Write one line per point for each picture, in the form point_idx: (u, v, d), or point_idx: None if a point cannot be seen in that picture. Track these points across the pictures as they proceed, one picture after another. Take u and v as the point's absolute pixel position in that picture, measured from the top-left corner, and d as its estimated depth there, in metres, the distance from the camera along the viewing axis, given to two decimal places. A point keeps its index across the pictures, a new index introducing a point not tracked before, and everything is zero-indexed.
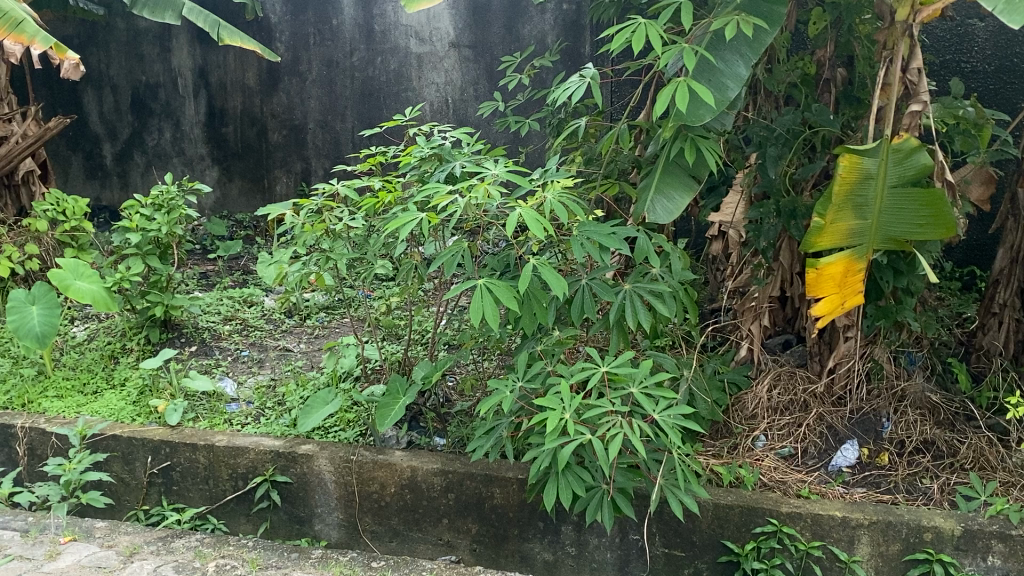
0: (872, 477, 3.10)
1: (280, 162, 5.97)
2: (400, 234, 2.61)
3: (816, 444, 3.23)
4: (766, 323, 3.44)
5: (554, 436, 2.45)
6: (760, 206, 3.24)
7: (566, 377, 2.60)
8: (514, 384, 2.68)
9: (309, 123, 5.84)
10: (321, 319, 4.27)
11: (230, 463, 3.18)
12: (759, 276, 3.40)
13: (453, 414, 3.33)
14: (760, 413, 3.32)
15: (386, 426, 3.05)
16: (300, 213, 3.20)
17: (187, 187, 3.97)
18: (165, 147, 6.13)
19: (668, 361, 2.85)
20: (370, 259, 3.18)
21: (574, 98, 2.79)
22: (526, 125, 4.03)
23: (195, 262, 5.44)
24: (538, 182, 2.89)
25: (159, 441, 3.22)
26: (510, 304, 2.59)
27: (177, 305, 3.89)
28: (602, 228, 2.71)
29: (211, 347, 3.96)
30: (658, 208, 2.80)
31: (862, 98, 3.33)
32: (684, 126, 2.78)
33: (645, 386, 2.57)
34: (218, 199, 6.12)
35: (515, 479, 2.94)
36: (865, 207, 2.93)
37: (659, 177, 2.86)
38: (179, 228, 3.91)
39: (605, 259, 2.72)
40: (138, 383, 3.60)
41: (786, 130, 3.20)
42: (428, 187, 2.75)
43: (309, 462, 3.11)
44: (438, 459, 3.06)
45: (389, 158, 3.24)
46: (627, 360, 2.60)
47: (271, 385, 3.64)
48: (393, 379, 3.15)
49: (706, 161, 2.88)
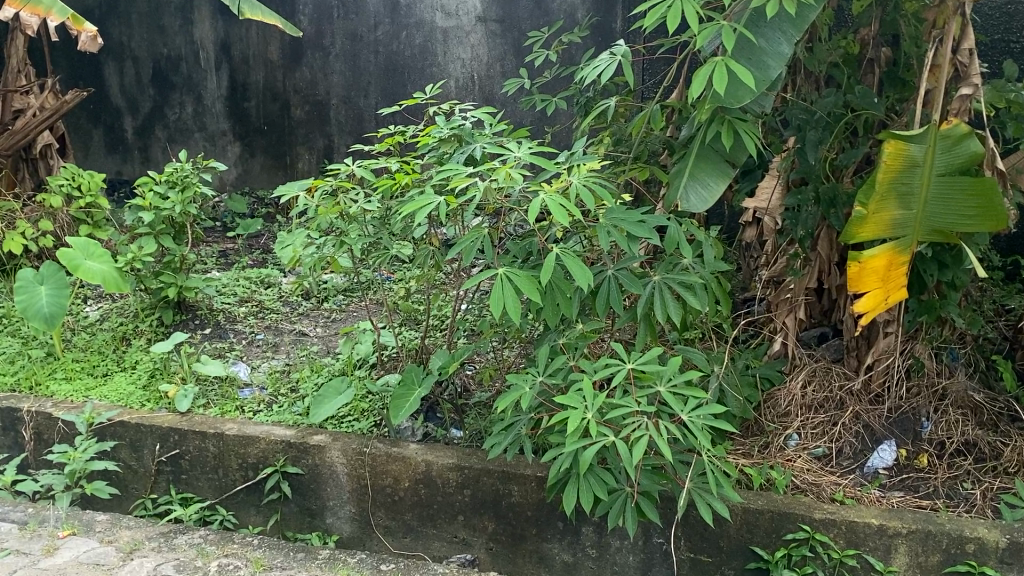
0: (909, 480, 2.96)
1: (302, 139, 5.84)
2: (416, 220, 2.47)
3: (851, 444, 3.08)
4: (802, 316, 3.28)
5: (575, 437, 2.32)
6: (799, 193, 3.08)
7: (588, 373, 2.46)
8: (534, 379, 2.54)
9: (332, 98, 5.70)
10: (339, 302, 4.15)
11: (240, 453, 3.07)
12: (795, 267, 3.23)
13: (471, 406, 3.21)
14: (793, 410, 3.18)
15: (401, 419, 2.93)
16: (314, 195, 3.07)
17: (202, 163, 3.84)
18: (186, 122, 6.02)
19: (699, 356, 2.66)
20: (387, 244, 3.05)
21: (604, 77, 2.61)
22: (553, 104, 3.87)
23: (214, 240, 5.34)
24: (564, 164, 2.73)
25: (167, 428, 3.12)
26: (532, 295, 2.44)
27: (191, 286, 3.78)
28: (629, 215, 2.56)
29: (225, 329, 3.85)
30: (691, 195, 2.64)
31: (907, 81, 3.15)
32: (720, 107, 2.61)
33: (673, 384, 2.41)
34: (239, 175, 6.03)
35: (533, 477, 2.81)
36: (910, 197, 2.77)
37: (693, 162, 2.68)
38: (193, 206, 3.78)
39: (633, 247, 2.57)
40: (149, 366, 3.50)
41: (827, 112, 3.02)
42: (448, 170, 2.60)
43: (321, 454, 2.99)
44: (454, 453, 2.94)
45: (407, 138, 3.09)
46: (654, 356, 2.46)
47: (286, 370, 3.53)
48: (408, 370, 3.02)
49: (744, 145, 2.70)
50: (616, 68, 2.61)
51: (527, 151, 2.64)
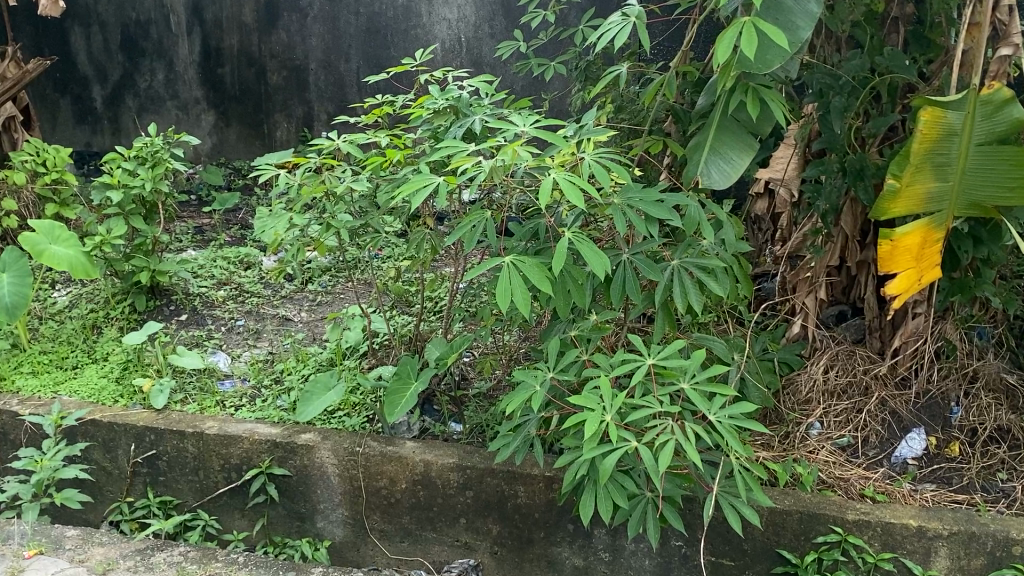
0: (942, 471, 2.78)
1: (280, 106, 5.56)
2: (413, 204, 2.22)
3: (878, 433, 2.88)
4: (823, 297, 3.05)
5: (593, 443, 2.10)
6: (822, 163, 2.85)
7: (603, 371, 2.25)
8: (545, 376, 2.32)
9: (311, 63, 5.42)
10: (324, 284, 3.90)
11: (222, 454, 2.84)
12: (815, 244, 3.00)
13: (471, 397, 3.01)
14: (815, 398, 2.96)
15: (396, 416, 2.71)
16: (297, 173, 2.81)
17: (174, 137, 3.56)
18: (158, 90, 5.70)
19: (720, 346, 2.48)
20: (377, 226, 2.80)
21: (616, 43, 2.32)
22: (550, 69, 3.62)
23: (189, 215, 5.06)
24: (572, 138, 2.49)
25: (143, 427, 2.88)
26: (542, 285, 2.22)
27: (164, 269, 3.53)
28: (647, 194, 2.34)
29: (204, 315, 3.60)
30: (713, 171, 2.41)
31: (934, 41, 2.92)
32: (745, 73, 2.37)
33: (698, 381, 2.20)
34: (214, 145, 5.75)
35: (541, 477, 2.59)
36: (947, 168, 2.54)
37: (714, 134, 2.45)
38: (166, 184, 3.51)
39: (650, 230, 2.35)
40: (121, 358, 3.26)
41: (852, 76, 2.78)
42: (446, 146, 2.35)
43: (310, 454, 2.77)
44: (454, 452, 2.72)
45: (397, 109, 2.84)
46: (675, 350, 2.24)
47: (269, 361, 3.29)
48: (402, 363, 2.79)
49: (770, 116, 2.46)
50: (629, 31, 2.34)
51: (532, 125, 2.39)
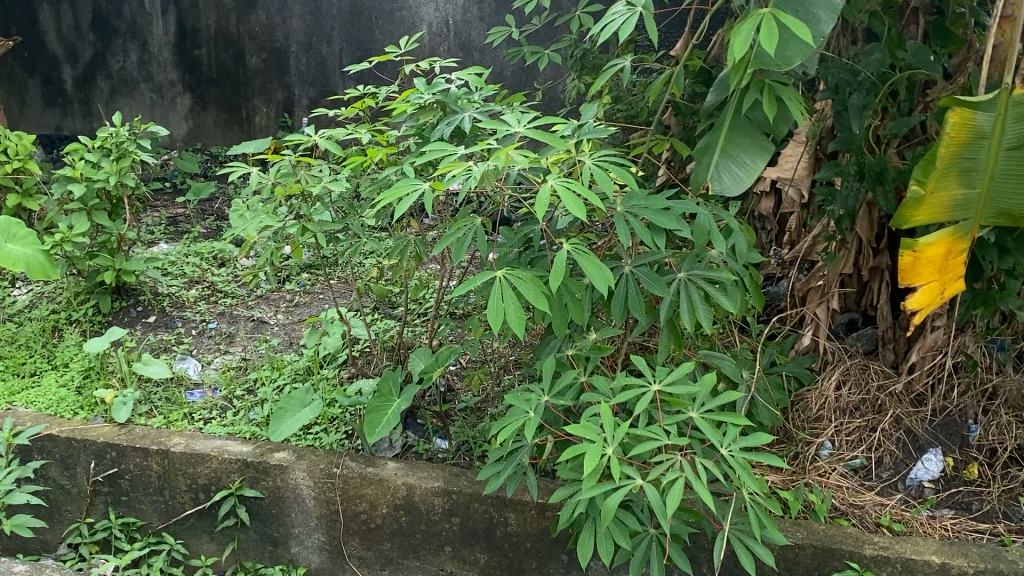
0: (960, 496, 2.61)
1: (259, 90, 5.33)
2: (395, 212, 2.00)
3: (892, 453, 2.70)
4: (835, 306, 2.85)
5: (593, 481, 1.90)
6: (837, 165, 2.64)
7: (603, 397, 2.06)
8: (539, 400, 2.12)
9: (291, 45, 5.18)
10: (301, 283, 3.69)
11: (188, 473, 2.64)
12: (828, 251, 2.79)
13: (457, 412, 2.82)
14: (826, 416, 2.77)
15: (377, 436, 2.48)
16: (271, 172, 2.58)
17: (141, 127, 3.32)
18: (131, 72, 5.43)
19: (729, 366, 2.35)
20: (357, 230, 2.59)
21: (619, 37, 2.09)
22: (544, 57, 3.40)
23: (162, 205, 4.83)
24: (571, 137, 2.28)
25: (103, 444, 2.67)
26: (538, 303, 2.01)
27: (130, 268, 3.30)
28: (652, 201, 2.13)
29: (173, 317, 3.38)
30: (723, 175, 2.21)
31: (956, 34, 2.72)
32: (762, 70, 2.16)
33: (708, 409, 2.01)
34: (190, 130, 5.51)
35: (533, 504, 2.40)
36: (974, 173, 2.33)
37: (726, 136, 2.24)
38: (132, 178, 3.27)
39: (657, 241, 2.15)
40: (83, 365, 3.04)
41: (871, 71, 2.57)
42: (433, 147, 2.13)
43: (283, 475, 2.56)
44: (440, 474, 2.52)
45: (380, 102, 2.62)
46: (683, 374, 2.04)
47: (242, 368, 3.08)
48: (383, 378, 2.57)
49: (787, 116, 2.25)
50: (635, 23, 2.11)
51: (527, 125, 2.17)
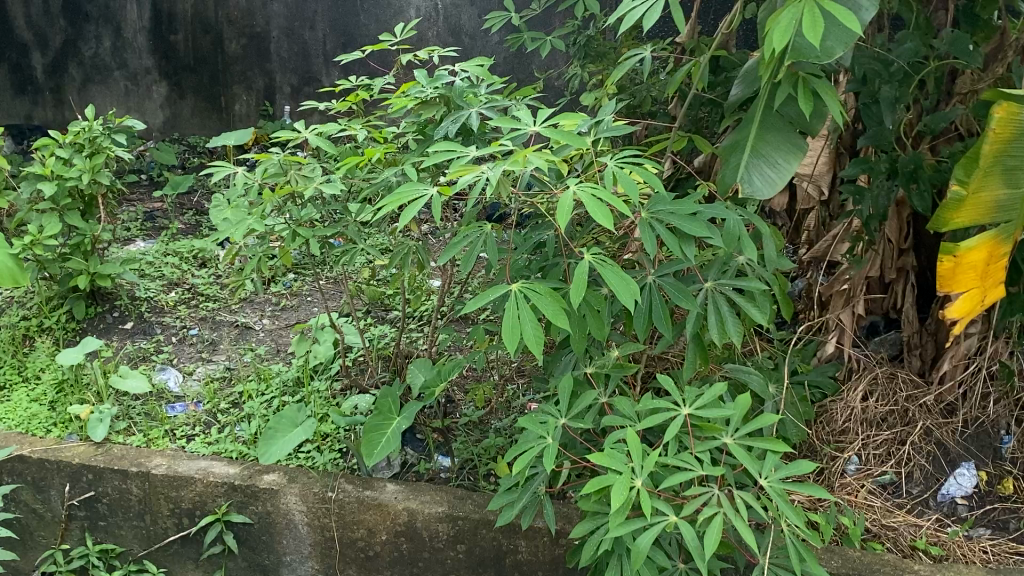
0: (996, 514, 2.45)
1: (238, 77, 5.12)
2: (401, 220, 1.80)
3: (923, 468, 2.54)
4: (861, 311, 2.68)
5: (621, 518, 1.72)
6: (867, 162, 2.46)
7: (628, 422, 1.88)
8: (558, 425, 1.94)
9: (272, 30, 4.97)
10: (287, 284, 3.50)
11: (171, 497, 2.44)
12: (854, 252, 2.61)
13: (459, 427, 2.64)
14: (853, 428, 2.61)
15: (375, 459, 2.29)
16: (257, 171, 2.38)
17: (115, 120, 3.10)
18: (104, 59, 5.18)
19: (757, 381, 2.18)
20: (352, 234, 2.40)
21: (643, 25, 1.89)
22: (545, 46, 3.21)
23: (138, 198, 4.61)
24: (588, 136, 2.09)
25: (78, 466, 2.47)
26: (559, 320, 1.83)
27: (106, 271, 3.09)
28: (681, 208, 1.95)
29: (152, 323, 3.18)
30: (755, 177, 2.03)
31: (991, 20, 2.54)
32: (797, 62, 1.97)
33: (743, 434, 1.84)
34: (167, 119, 5.28)
35: (546, 532, 2.22)
36: (1020, 171, 2.11)
37: (756, 133, 2.06)
38: (106, 175, 3.05)
39: (685, 251, 1.97)
40: (55, 377, 2.83)
41: (906, 61, 2.38)
42: (440, 147, 1.94)
43: (274, 500, 2.38)
44: (443, 498, 2.34)
45: (374, 96, 2.43)
46: (714, 396, 1.87)
47: (227, 380, 2.89)
48: (382, 394, 2.38)
49: (823, 112, 2.07)
50: (658, 11, 1.91)
51: (543, 123, 1.98)
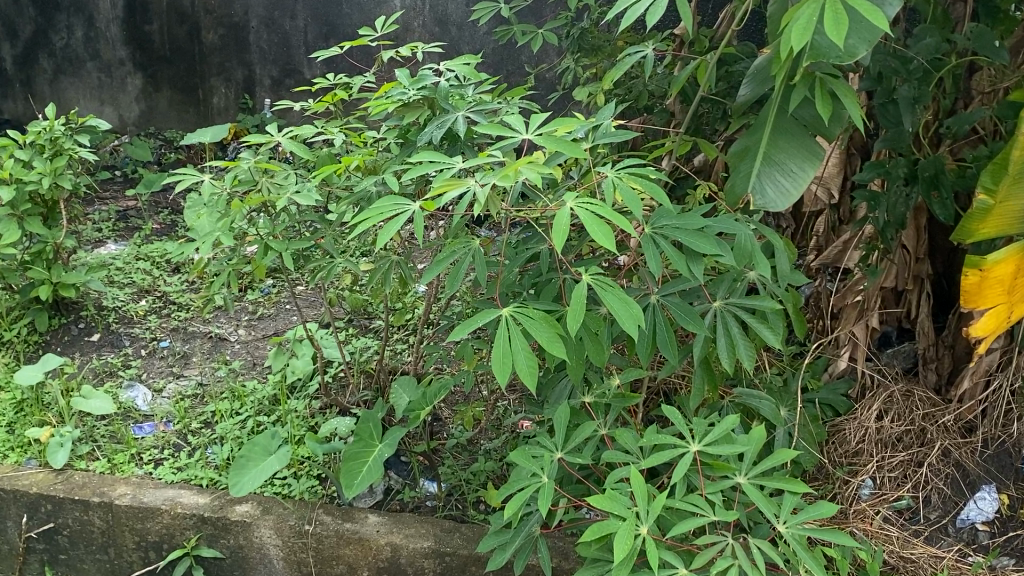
0: (1020, 542, 2.29)
1: (216, 69, 4.92)
2: (380, 241, 1.61)
3: (940, 491, 2.38)
4: (874, 324, 2.51)
5: (624, 570, 1.55)
6: (883, 166, 2.28)
7: (631, 459, 1.71)
8: (554, 460, 1.78)
9: (251, 20, 4.76)
10: (266, 291, 3.32)
11: (136, 529, 2.27)
12: (868, 262, 2.44)
13: (447, 449, 2.47)
14: (866, 450, 2.45)
15: (356, 489, 2.11)
16: (226, 179, 2.20)
17: (78, 119, 2.90)
18: (76, 50, 4.97)
19: (768, 407, 2.03)
20: (330, 247, 2.22)
21: (648, 20, 1.69)
22: (537, 39, 3.03)
23: (111, 197, 4.42)
24: (586, 142, 1.91)
25: (36, 496, 2.30)
26: (555, 350, 1.65)
27: (70, 281, 2.90)
28: (687, 222, 1.78)
29: (120, 335, 3.00)
30: (767, 187, 1.86)
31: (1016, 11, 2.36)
32: (815, 62, 1.79)
33: (758, 475, 1.67)
34: (142, 113, 5.07)
35: (541, 569, 2.06)
36: None
37: (768, 138, 1.88)
38: (69, 179, 2.86)
39: (692, 269, 1.80)
40: (15, 397, 2.65)
41: (926, 57, 2.20)
42: (424, 157, 1.74)
43: (247, 533, 2.21)
44: (430, 531, 2.17)
45: (354, 96, 2.25)
46: (726, 430, 1.70)
47: (199, 397, 2.71)
48: (362, 418, 2.20)
49: (841, 114, 1.89)
50: (662, 5, 1.71)
51: (537, 130, 1.79)
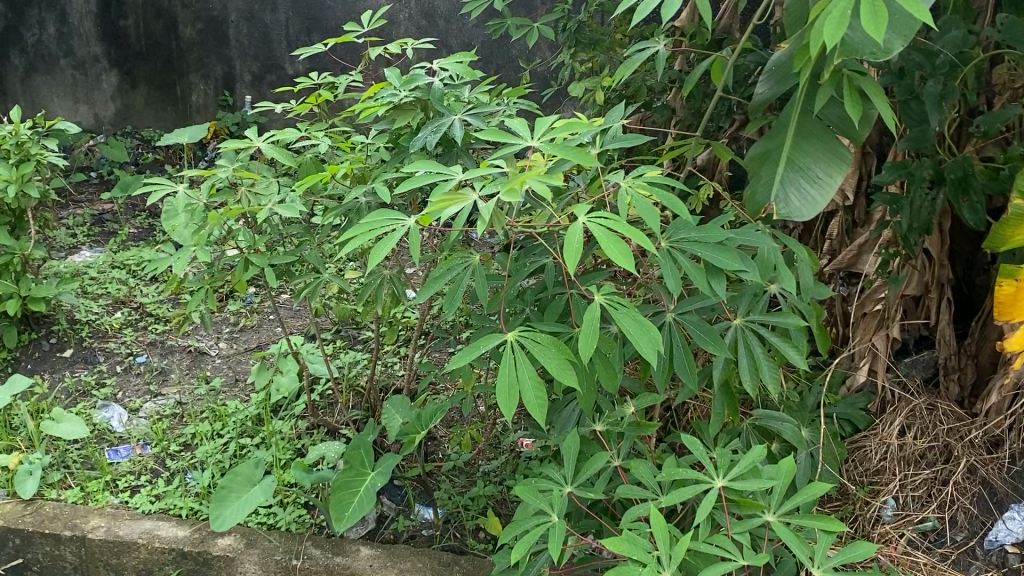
0: None
1: (195, 65, 4.74)
2: (371, 261, 1.45)
3: (967, 511, 2.22)
4: (896, 334, 2.39)
5: None
6: (906, 167, 2.14)
7: (650, 495, 1.57)
8: (564, 495, 1.63)
9: (230, 14, 4.60)
10: (249, 301, 3.17)
11: (111, 564, 2.11)
12: (890, 269, 2.31)
13: (442, 473, 2.32)
14: (888, 468, 2.32)
15: (346, 524, 1.95)
16: (202, 189, 2.03)
17: (46, 123, 2.73)
18: (48, 46, 4.75)
19: (790, 432, 1.92)
20: (315, 261, 2.07)
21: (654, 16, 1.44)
22: (531, 34, 2.88)
23: (86, 200, 4.24)
24: (595, 147, 1.75)
25: (2, 530, 2.14)
26: (566, 377, 1.49)
27: (39, 294, 2.73)
28: (707, 235, 1.63)
29: (94, 351, 2.83)
30: (791, 194, 1.72)
31: None
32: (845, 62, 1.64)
33: (788, 512, 1.54)
34: (118, 111, 4.89)
35: None
36: None
37: (791, 143, 1.74)
38: (36, 187, 2.69)
39: (712, 284, 1.64)
40: None
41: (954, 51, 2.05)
42: (420, 166, 1.58)
43: (229, 568, 2.05)
44: (427, 563, 2.02)
45: (339, 98, 2.09)
46: (752, 463, 1.55)
47: (177, 417, 2.55)
48: (353, 444, 2.03)
49: (870, 115, 1.74)
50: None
51: (543, 135, 1.63)
